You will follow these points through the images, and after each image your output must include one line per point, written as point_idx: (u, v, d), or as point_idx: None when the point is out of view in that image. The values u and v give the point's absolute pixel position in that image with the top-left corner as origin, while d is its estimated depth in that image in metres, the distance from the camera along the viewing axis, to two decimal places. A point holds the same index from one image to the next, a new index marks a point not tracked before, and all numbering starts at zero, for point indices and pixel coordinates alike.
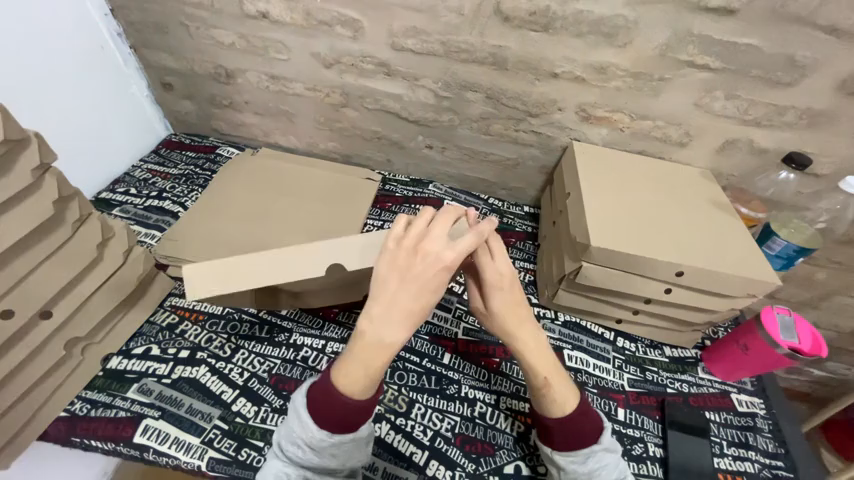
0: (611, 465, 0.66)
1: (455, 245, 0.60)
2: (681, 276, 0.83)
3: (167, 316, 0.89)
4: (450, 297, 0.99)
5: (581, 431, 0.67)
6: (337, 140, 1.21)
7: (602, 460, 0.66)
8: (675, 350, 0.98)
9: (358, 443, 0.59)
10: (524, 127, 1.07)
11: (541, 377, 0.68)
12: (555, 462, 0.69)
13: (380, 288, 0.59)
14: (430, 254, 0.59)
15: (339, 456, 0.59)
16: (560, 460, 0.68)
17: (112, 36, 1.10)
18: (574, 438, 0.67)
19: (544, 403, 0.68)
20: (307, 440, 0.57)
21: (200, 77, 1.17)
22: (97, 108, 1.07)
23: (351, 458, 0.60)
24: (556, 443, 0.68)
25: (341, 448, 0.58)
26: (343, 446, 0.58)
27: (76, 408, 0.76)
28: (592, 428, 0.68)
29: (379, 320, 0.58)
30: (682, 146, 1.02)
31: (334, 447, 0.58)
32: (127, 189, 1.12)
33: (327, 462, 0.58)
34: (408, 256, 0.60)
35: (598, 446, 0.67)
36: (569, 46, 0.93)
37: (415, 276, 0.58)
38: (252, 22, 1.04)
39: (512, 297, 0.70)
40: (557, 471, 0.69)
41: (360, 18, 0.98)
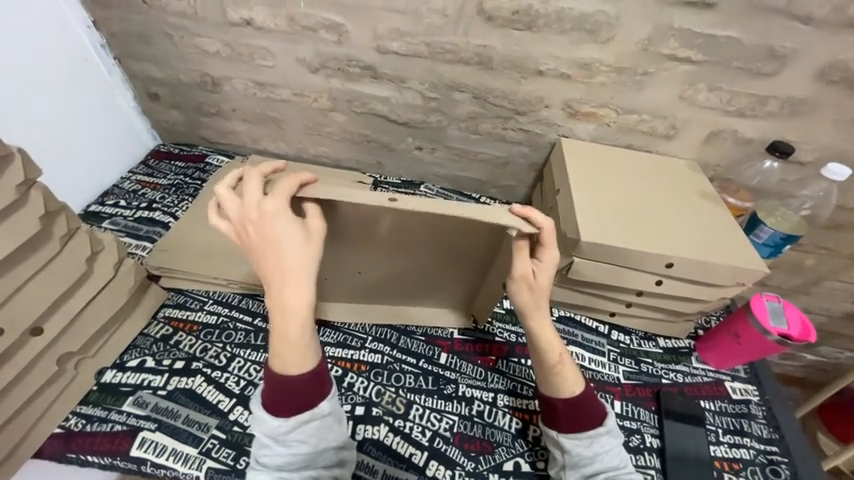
0: (613, 451, 0.68)
1: (273, 199, 0.63)
2: (671, 267, 0.84)
3: (160, 328, 0.88)
4: None
5: (582, 411, 0.69)
6: (327, 144, 1.21)
7: (606, 444, 0.68)
8: (669, 340, 0.99)
9: (318, 423, 0.61)
10: (512, 125, 1.08)
11: (554, 357, 0.71)
12: (560, 446, 0.70)
13: (272, 254, 0.62)
14: (263, 213, 0.62)
15: (303, 444, 0.60)
16: (567, 442, 0.69)
17: (96, 48, 1.09)
18: (581, 420, 0.69)
19: (549, 384, 0.71)
20: (269, 435, 0.60)
21: (186, 85, 1.17)
22: (83, 121, 1.07)
23: (324, 441, 0.61)
24: (562, 423, 0.69)
25: (301, 433, 0.60)
26: (304, 431, 0.60)
27: (71, 423, 0.75)
28: (597, 409, 0.70)
29: (276, 298, 0.62)
30: (668, 138, 1.03)
31: (293, 434, 0.59)
32: (117, 201, 1.11)
33: (293, 451, 0.59)
34: (252, 242, 0.63)
35: (603, 429, 0.69)
36: (553, 43, 0.94)
37: (270, 252, 0.62)
38: (236, 30, 1.04)
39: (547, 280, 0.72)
40: (563, 456, 0.69)
41: (345, 22, 0.99)
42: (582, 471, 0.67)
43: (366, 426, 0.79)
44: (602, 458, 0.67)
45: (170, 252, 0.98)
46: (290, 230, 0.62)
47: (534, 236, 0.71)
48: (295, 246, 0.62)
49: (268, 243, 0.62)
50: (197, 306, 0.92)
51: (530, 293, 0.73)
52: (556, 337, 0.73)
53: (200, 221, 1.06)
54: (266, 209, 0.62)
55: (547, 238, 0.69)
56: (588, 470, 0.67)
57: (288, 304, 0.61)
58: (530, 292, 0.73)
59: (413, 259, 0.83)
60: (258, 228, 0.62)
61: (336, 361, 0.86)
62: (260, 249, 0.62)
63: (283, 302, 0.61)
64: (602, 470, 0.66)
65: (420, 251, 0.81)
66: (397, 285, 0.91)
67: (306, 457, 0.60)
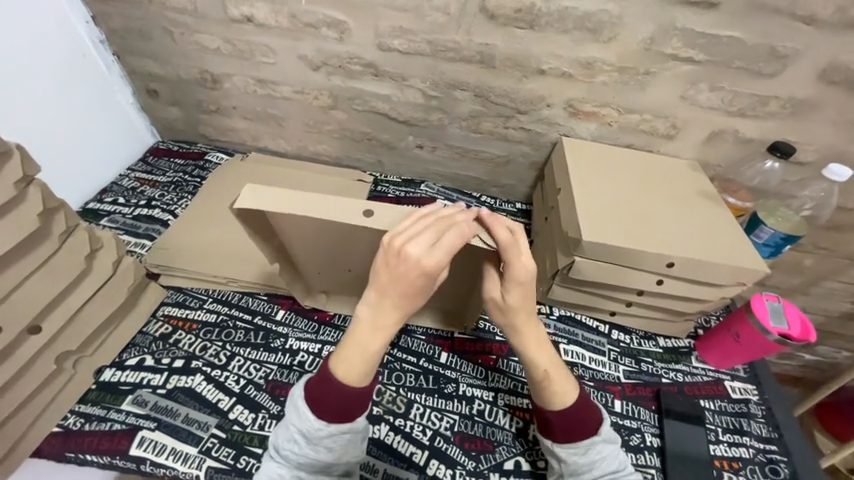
0: (610, 456, 0.68)
1: (436, 252, 0.57)
2: (672, 267, 0.84)
3: (159, 326, 0.88)
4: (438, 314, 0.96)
5: (581, 421, 0.69)
6: (327, 142, 1.21)
7: (602, 451, 0.68)
8: (669, 340, 0.99)
9: (355, 435, 0.60)
10: (514, 124, 1.07)
11: (541, 370, 0.70)
12: (555, 455, 0.70)
13: (389, 287, 0.58)
14: (412, 258, 0.56)
15: (334, 452, 0.60)
16: (562, 452, 0.69)
17: (94, 44, 1.08)
18: (575, 430, 0.68)
19: (543, 396, 0.70)
20: (307, 435, 0.59)
21: (186, 83, 1.16)
22: (81, 118, 1.06)
23: (346, 453, 0.61)
24: (557, 435, 0.69)
25: (336, 442, 0.59)
26: (340, 439, 0.60)
27: (70, 422, 0.75)
28: (594, 416, 0.70)
29: (368, 313, 0.60)
30: (670, 138, 1.03)
31: (330, 441, 0.59)
32: (115, 198, 1.10)
33: (322, 456, 0.59)
34: (384, 263, 0.58)
35: (598, 438, 0.68)
36: (555, 42, 0.94)
37: (392, 282, 0.58)
38: (237, 26, 1.03)
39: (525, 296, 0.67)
40: (559, 465, 0.70)
41: (346, 19, 0.98)
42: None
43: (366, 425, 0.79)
44: (598, 465, 0.67)
45: (168, 251, 0.97)
46: (424, 281, 0.57)
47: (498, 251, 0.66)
48: (416, 292, 0.58)
49: (399, 277, 0.57)
50: (196, 304, 0.92)
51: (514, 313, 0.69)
52: (545, 354, 0.71)
53: (198, 219, 1.05)
54: (423, 261, 0.56)
55: (510, 252, 0.64)
56: (584, 476, 0.68)
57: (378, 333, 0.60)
58: (518, 310, 0.68)
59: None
60: (400, 262, 0.57)
61: None
62: (384, 274, 0.58)
63: (372, 322, 0.60)
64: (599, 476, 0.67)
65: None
66: None
67: (329, 463, 0.60)
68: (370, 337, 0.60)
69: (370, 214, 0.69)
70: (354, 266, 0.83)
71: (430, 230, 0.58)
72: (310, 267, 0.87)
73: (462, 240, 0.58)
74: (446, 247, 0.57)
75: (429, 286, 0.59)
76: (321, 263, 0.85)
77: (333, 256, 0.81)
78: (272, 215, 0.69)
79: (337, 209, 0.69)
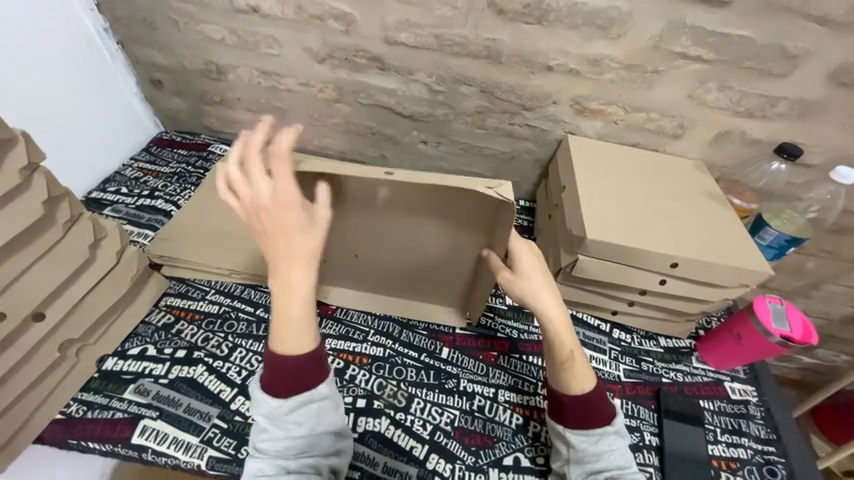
0: (620, 449, 0.69)
1: (274, 186, 0.60)
2: (675, 267, 0.84)
3: (162, 316, 0.88)
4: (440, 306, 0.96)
5: (595, 408, 0.69)
6: (331, 136, 1.20)
7: (613, 443, 0.69)
8: (670, 340, 1.00)
9: (319, 405, 0.62)
10: (519, 121, 1.07)
11: (564, 351, 0.70)
12: (566, 440, 0.70)
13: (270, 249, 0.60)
14: (256, 203, 0.60)
15: (301, 427, 0.61)
16: (573, 437, 0.69)
17: (98, 32, 1.07)
18: (589, 416, 0.69)
19: (566, 379, 0.70)
20: (270, 417, 0.61)
21: (190, 73, 1.15)
22: (82, 106, 1.05)
23: (320, 423, 0.62)
24: (569, 418, 0.70)
25: (301, 415, 0.61)
26: (302, 412, 0.61)
27: (72, 410, 0.76)
28: (607, 406, 0.70)
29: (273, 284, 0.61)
30: (676, 138, 1.03)
31: (293, 415, 0.61)
32: (118, 188, 1.10)
33: (292, 434, 0.61)
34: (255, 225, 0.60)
35: (611, 428, 0.69)
36: (563, 38, 0.93)
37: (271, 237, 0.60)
38: (242, 17, 1.02)
39: (537, 270, 0.74)
40: (567, 450, 0.70)
41: (353, 12, 0.97)
42: (586, 467, 0.68)
43: (367, 418, 0.79)
44: (607, 456, 0.68)
45: (171, 241, 0.97)
46: (282, 216, 0.59)
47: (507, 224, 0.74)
48: (299, 233, 0.60)
49: (275, 229, 0.59)
50: (199, 295, 0.92)
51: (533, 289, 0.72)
52: (572, 336, 0.71)
53: (200, 211, 1.05)
54: (269, 199, 0.59)
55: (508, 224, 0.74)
56: (591, 465, 0.68)
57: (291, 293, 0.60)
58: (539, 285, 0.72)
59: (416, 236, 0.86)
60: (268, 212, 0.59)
61: (339, 354, 0.87)
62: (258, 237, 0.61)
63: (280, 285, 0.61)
64: (607, 466, 0.67)
65: (422, 231, 0.84)
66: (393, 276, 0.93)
67: (305, 442, 0.61)
68: (287, 300, 0.60)
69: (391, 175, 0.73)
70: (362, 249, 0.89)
71: (257, 172, 0.61)
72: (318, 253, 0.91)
73: (286, 162, 0.61)
74: (281, 177, 0.60)
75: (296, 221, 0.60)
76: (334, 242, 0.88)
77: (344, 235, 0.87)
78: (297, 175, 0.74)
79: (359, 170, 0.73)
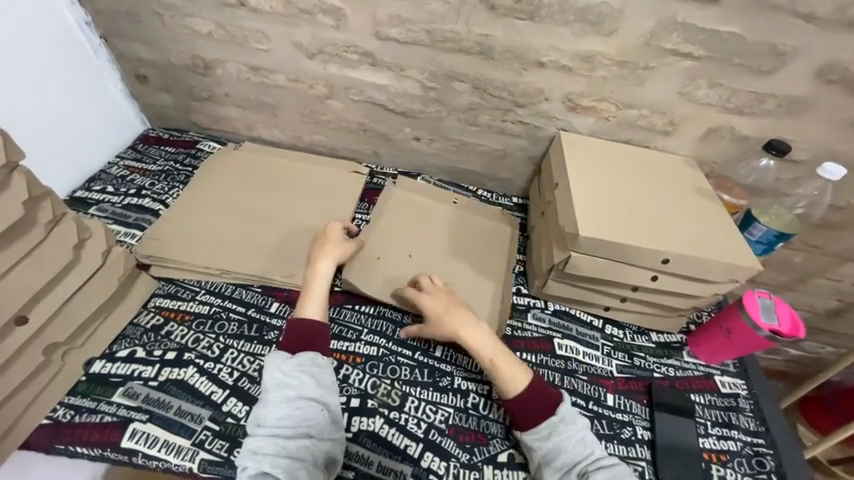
0: (574, 436, 0.73)
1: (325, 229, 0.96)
2: (666, 263, 0.85)
3: (151, 317, 0.86)
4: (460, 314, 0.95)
5: (535, 403, 0.76)
6: (322, 133, 1.19)
7: (564, 431, 0.73)
8: (661, 335, 1.01)
9: (315, 379, 0.74)
10: (512, 117, 1.06)
11: (489, 363, 0.79)
12: (525, 444, 0.75)
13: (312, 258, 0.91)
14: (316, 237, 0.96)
15: (296, 401, 0.71)
16: (528, 439, 0.74)
17: (80, 27, 1.04)
18: (533, 412, 0.75)
19: (501, 387, 0.78)
20: (272, 388, 0.72)
21: (177, 68, 1.12)
22: (65, 102, 1.02)
23: (320, 389, 0.73)
24: (522, 422, 0.75)
25: (298, 388, 0.72)
26: (300, 385, 0.72)
27: (59, 414, 0.74)
28: (546, 398, 0.77)
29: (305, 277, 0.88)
30: (667, 134, 1.03)
31: (291, 387, 0.72)
32: (104, 187, 1.08)
33: (290, 409, 0.70)
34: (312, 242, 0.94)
35: (556, 417, 0.75)
36: (555, 34, 0.92)
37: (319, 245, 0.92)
38: (230, 11, 1.00)
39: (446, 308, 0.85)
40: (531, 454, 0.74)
41: (343, 6, 0.96)
42: (554, 466, 0.71)
43: (361, 418, 0.79)
44: (564, 446, 0.72)
45: (160, 241, 0.95)
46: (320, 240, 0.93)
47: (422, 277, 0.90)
48: (339, 245, 0.92)
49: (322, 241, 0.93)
50: (189, 296, 0.90)
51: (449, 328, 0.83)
52: (492, 348, 0.81)
53: (189, 210, 1.02)
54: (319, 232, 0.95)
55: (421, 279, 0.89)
56: (556, 459, 0.71)
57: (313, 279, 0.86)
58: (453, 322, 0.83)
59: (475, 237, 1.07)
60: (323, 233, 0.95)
61: (332, 353, 0.86)
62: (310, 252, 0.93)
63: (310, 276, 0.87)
64: (566, 455, 0.71)
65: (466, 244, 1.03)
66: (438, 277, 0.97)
67: (300, 420, 0.70)
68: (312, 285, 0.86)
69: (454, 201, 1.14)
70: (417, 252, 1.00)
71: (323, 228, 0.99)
72: (373, 252, 0.98)
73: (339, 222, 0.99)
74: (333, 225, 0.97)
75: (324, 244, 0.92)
76: (390, 245, 1.00)
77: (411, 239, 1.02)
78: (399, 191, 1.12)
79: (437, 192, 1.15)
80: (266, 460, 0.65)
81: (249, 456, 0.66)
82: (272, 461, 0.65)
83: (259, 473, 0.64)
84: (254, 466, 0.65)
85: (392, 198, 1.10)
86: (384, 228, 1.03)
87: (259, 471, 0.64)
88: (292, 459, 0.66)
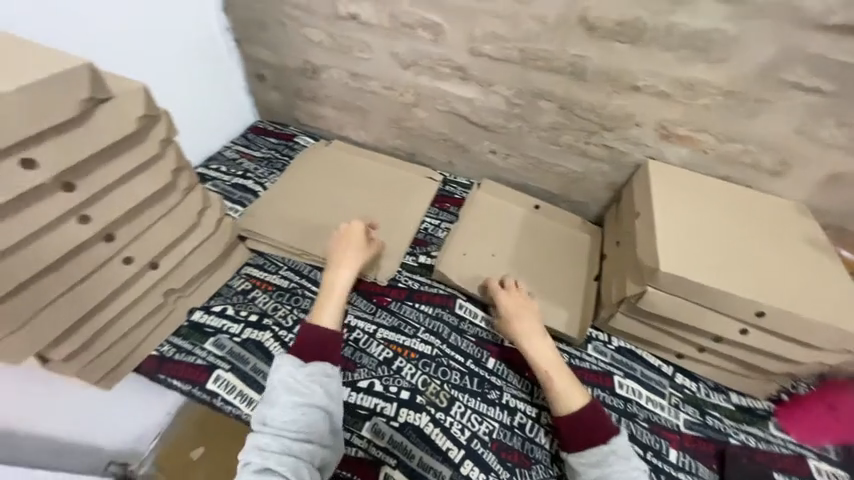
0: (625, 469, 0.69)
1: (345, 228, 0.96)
2: (761, 317, 0.76)
3: (242, 282, 0.99)
4: None
5: (587, 425, 0.72)
6: (404, 138, 1.27)
7: (614, 463, 0.69)
8: (743, 399, 0.90)
9: (325, 388, 0.73)
10: (596, 140, 1.04)
11: (544, 372, 0.79)
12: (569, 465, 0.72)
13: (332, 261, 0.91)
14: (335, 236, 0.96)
15: (304, 407, 0.70)
16: (574, 460, 0.71)
17: (222, 32, 1.23)
18: (583, 434, 0.72)
19: (551, 399, 0.76)
20: (281, 390, 0.71)
21: (289, 71, 1.28)
22: (198, 94, 1.20)
23: (329, 395, 0.73)
24: (568, 440, 0.72)
25: (308, 394, 0.71)
26: (309, 391, 0.72)
27: (164, 349, 0.88)
28: (600, 427, 0.72)
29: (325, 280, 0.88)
30: (777, 175, 0.93)
31: (301, 393, 0.71)
32: (218, 166, 1.26)
33: (298, 413, 0.70)
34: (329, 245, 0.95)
35: (607, 447, 0.71)
36: (657, 59, 0.88)
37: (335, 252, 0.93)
38: (341, 23, 1.12)
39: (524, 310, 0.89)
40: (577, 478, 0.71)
41: (442, 23, 1.01)
42: None
43: (409, 411, 0.82)
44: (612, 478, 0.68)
45: (256, 218, 1.09)
46: (345, 243, 0.94)
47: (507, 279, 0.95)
48: (357, 254, 0.93)
49: (342, 247, 0.93)
50: (273, 269, 1.02)
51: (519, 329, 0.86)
52: (551, 359, 0.80)
53: (283, 194, 1.15)
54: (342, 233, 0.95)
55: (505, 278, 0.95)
56: None
57: (334, 287, 0.86)
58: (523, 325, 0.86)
59: (564, 251, 1.08)
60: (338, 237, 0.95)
61: (388, 344, 0.90)
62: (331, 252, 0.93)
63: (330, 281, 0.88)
64: None
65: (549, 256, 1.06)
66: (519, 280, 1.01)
67: (305, 425, 0.69)
68: (333, 291, 0.86)
69: (536, 208, 1.16)
70: (499, 252, 1.05)
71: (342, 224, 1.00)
72: (460, 247, 1.05)
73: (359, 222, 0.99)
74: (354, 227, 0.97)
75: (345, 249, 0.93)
76: (476, 243, 1.06)
77: (495, 240, 1.08)
78: (483, 195, 1.17)
79: (523, 200, 1.17)
80: (271, 459, 0.66)
81: (254, 451, 0.67)
82: (277, 458, 0.66)
83: (263, 469, 0.65)
84: (258, 462, 0.66)
85: (478, 200, 1.16)
86: (469, 227, 1.09)
87: (262, 467, 0.65)
88: (295, 461, 0.67)
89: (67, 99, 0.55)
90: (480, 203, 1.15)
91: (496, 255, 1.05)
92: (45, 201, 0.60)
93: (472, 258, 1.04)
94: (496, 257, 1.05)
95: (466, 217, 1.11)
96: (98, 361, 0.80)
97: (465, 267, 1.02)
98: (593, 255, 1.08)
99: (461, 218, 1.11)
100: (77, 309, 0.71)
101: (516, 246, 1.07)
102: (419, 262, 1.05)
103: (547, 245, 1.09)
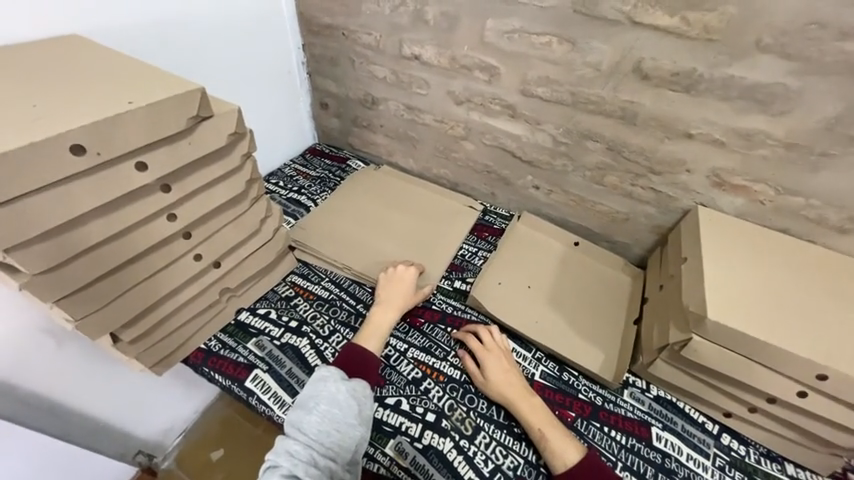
0: None
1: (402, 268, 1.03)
2: (823, 381, 0.71)
3: (287, 289, 1.06)
4: (558, 370, 0.94)
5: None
6: (450, 168, 1.34)
7: None
8: (801, 471, 0.82)
9: (361, 407, 0.76)
10: (643, 183, 1.04)
11: (535, 430, 0.79)
12: None
13: (385, 294, 0.98)
14: (392, 271, 1.02)
15: (339, 422, 0.73)
16: None
17: (297, 65, 1.37)
18: None
19: (546, 456, 0.77)
20: (323, 399, 0.75)
21: (351, 101, 1.39)
22: (269, 117, 1.34)
23: (361, 416, 0.76)
24: None
25: (345, 409, 0.74)
26: (347, 407, 0.75)
27: (212, 344, 0.96)
28: None
29: (375, 312, 0.95)
30: (842, 232, 0.88)
31: (340, 406, 0.74)
32: (277, 181, 1.38)
33: (333, 426, 0.72)
34: (386, 279, 1.01)
35: None
36: (713, 108, 0.88)
37: (393, 291, 0.99)
38: (404, 62, 1.21)
39: (500, 364, 0.88)
40: None
41: (499, 65, 1.07)
42: None
43: (433, 434, 0.81)
44: None
45: (308, 230, 1.17)
46: (399, 281, 1.00)
47: (478, 331, 0.95)
48: (409, 301, 0.99)
49: (399, 288, 0.99)
50: (316, 279, 1.08)
51: (500, 387, 0.85)
52: (539, 415, 0.81)
53: (332, 211, 1.23)
54: (398, 272, 1.02)
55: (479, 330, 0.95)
56: None
57: (381, 321, 0.93)
58: (506, 382, 0.86)
59: (602, 290, 1.06)
60: (399, 279, 1.01)
61: (418, 364, 0.92)
62: (384, 286, 1.00)
63: (380, 315, 0.95)
64: None
65: (585, 294, 1.05)
66: (553, 314, 1.00)
67: (336, 440, 0.71)
68: (381, 324, 0.93)
69: (576, 243, 1.16)
70: (535, 283, 1.06)
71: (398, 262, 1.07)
72: (495, 277, 1.06)
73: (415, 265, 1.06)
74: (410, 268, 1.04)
75: (401, 288, 0.99)
76: (511, 274, 1.07)
77: (531, 272, 1.09)
78: (522, 227, 1.19)
79: (561, 235, 1.18)
80: (299, 466, 0.67)
81: (283, 455, 0.68)
82: (306, 468, 0.67)
83: (288, 476, 0.66)
84: (286, 467, 0.67)
85: (517, 230, 1.18)
86: (505, 257, 1.11)
87: (289, 473, 0.66)
88: (319, 475, 0.68)
89: (177, 115, 0.66)
90: (520, 235, 1.17)
91: (531, 288, 1.05)
92: (145, 199, 0.70)
93: (507, 288, 1.04)
94: (530, 289, 1.05)
95: (504, 247, 1.13)
96: (156, 347, 0.86)
97: (500, 297, 1.02)
98: (634, 297, 1.05)
99: (499, 248, 1.13)
100: (150, 297, 0.79)
101: (553, 280, 1.07)
102: (454, 287, 1.07)
103: (585, 282, 1.08)
